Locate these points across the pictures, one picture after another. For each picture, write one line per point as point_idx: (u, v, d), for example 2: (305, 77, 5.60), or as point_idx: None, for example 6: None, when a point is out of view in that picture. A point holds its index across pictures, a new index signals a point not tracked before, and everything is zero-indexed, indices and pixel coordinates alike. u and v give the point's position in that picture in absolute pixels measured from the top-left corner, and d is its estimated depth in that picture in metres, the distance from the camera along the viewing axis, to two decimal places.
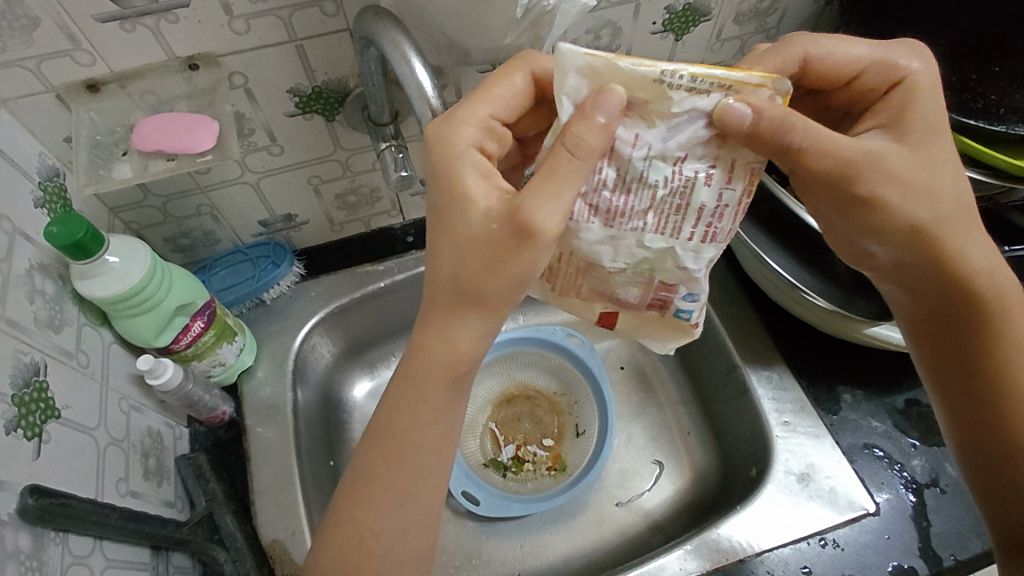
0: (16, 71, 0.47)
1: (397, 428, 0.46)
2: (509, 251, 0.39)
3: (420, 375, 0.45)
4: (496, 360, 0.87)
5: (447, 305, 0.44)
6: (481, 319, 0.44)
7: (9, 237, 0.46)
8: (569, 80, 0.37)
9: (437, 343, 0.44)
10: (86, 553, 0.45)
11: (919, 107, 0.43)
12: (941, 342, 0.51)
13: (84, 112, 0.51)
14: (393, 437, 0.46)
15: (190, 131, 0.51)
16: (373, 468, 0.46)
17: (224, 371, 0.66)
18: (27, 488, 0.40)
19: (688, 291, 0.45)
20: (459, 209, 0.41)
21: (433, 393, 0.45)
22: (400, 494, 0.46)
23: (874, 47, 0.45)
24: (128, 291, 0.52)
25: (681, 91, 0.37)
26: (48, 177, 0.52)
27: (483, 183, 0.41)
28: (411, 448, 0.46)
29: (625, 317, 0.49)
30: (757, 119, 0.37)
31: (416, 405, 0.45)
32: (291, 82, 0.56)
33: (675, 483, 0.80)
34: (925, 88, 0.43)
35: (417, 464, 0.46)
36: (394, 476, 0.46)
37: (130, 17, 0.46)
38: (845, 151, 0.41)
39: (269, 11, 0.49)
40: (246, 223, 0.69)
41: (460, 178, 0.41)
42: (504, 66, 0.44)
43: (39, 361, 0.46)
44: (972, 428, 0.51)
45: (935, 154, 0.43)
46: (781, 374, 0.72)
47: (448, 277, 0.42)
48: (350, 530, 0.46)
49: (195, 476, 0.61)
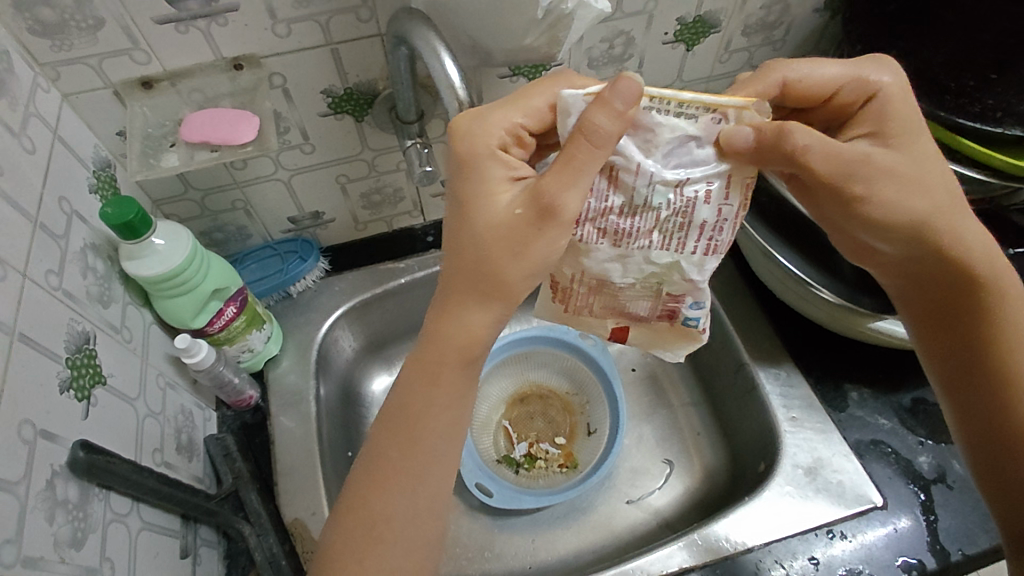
0: (79, 68, 0.51)
1: (412, 408, 0.48)
2: (532, 235, 0.42)
3: (434, 359, 0.48)
4: (509, 361, 0.90)
5: (462, 291, 0.46)
6: (494, 306, 0.46)
7: (68, 217, 0.50)
8: (569, 121, 0.42)
9: (455, 327, 0.47)
10: (125, 512, 0.48)
11: (897, 113, 0.45)
12: (942, 332, 0.53)
13: (137, 107, 0.56)
14: (408, 416, 0.48)
15: (233, 125, 0.55)
16: (388, 446, 0.48)
17: (252, 357, 0.69)
18: (78, 443, 0.43)
19: (694, 300, 0.48)
20: (485, 198, 0.44)
21: (445, 376, 0.48)
22: (417, 470, 0.48)
23: (847, 65, 0.46)
24: (171, 272, 0.55)
25: (672, 117, 0.40)
26: (101, 167, 0.57)
27: (505, 179, 0.44)
28: (422, 424, 0.48)
29: (637, 331, 0.52)
30: (759, 135, 0.40)
31: (431, 387, 0.48)
32: (325, 83, 0.60)
33: (685, 482, 0.81)
34: (899, 99, 0.45)
35: (429, 441, 0.48)
36: (409, 454, 0.48)
37: (184, 19, 0.51)
38: (843, 155, 0.43)
39: (309, 16, 0.54)
40: (277, 219, 0.73)
41: (485, 170, 0.44)
42: (545, 79, 0.45)
43: (89, 331, 0.49)
44: (972, 417, 0.52)
45: (920, 152, 0.45)
46: (789, 372, 0.74)
47: (467, 266, 0.45)
48: (365, 502, 0.48)
49: (223, 455, 0.64)
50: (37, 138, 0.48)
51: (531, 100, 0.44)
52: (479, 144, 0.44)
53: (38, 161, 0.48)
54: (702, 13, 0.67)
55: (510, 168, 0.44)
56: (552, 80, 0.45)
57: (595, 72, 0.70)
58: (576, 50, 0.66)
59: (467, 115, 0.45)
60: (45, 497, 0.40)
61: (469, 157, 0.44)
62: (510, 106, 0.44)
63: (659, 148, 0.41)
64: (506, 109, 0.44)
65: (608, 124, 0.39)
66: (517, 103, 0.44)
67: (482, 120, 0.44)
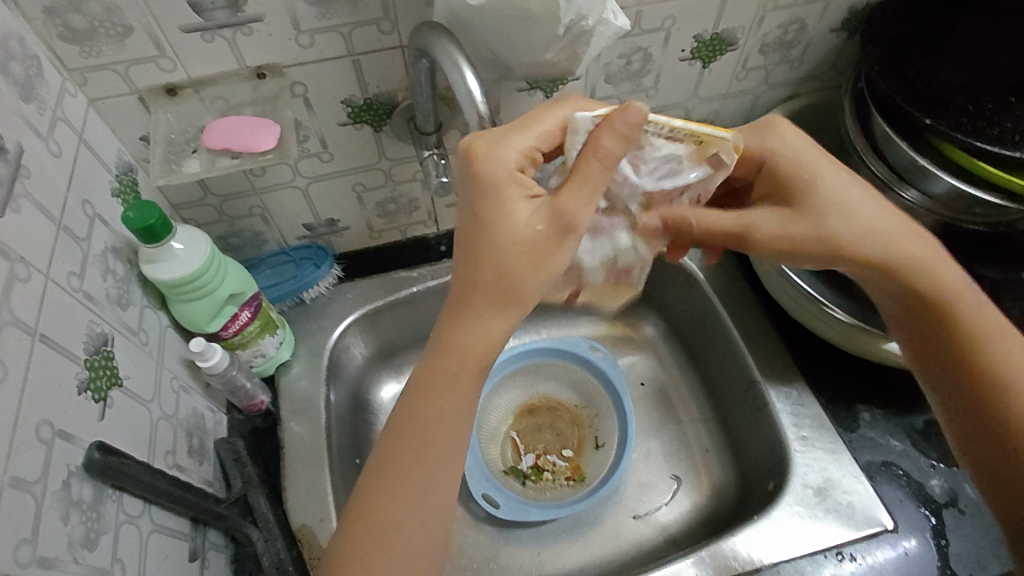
0: (107, 74, 0.52)
1: (422, 415, 0.47)
2: (552, 249, 0.43)
3: (445, 365, 0.46)
4: (518, 372, 0.90)
5: (479, 300, 0.45)
6: (510, 314, 0.46)
7: (90, 220, 0.50)
8: (578, 142, 0.44)
9: (469, 335, 0.46)
10: (136, 514, 0.48)
11: (789, 175, 0.49)
12: (925, 352, 0.51)
13: (161, 113, 0.57)
14: (417, 423, 0.47)
15: (255, 132, 0.56)
16: (399, 454, 0.47)
17: (265, 362, 0.70)
18: (93, 443, 0.44)
19: (642, 271, 0.52)
20: (502, 213, 0.44)
21: (457, 389, 0.47)
22: (426, 475, 0.48)
23: (749, 134, 0.51)
24: (189, 276, 0.56)
25: (660, 139, 0.44)
26: (123, 171, 0.58)
27: (523, 198, 0.44)
28: (428, 436, 0.47)
29: (586, 295, 0.53)
30: (664, 223, 0.49)
31: (442, 394, 0.47)
32: (345, 93, 0.61)
33: (693, 499, 0.81)
34: (790, 160, 0.49)
35: (433, 452, 0.47)
36: (418, 460, 0.47)
37: (211, 28, 0.52)
38: (741, 221, 0.49)
39: (332, 28, 0.55)
40: (292, 226, 0.74)
41: (504, 191, 0.44)
42: (550, 105, 0.48)
43: (107, 333, 0.49)
44: (974, 442, 0.49)
45: (822, 203, 0.48)
46: (800, 391, 0.73)
47: (482, 281, 0.44)
48: (372, 509, 0.47)
49: (233, 459, 0.64)
50: (63, 142, 0.49)
51: (541, 120, 0.46)
52: (500, 167, 0.44)
53: (64, 164, 0.48)
54: (720, 30, 0.68)
55: (526, 187, 0.45)
56: (558, 106, 0.48)
57: (612, 87, 0.71)
58: (594, 66, 0.67)
59: (483, 138, 0.45)
60: (60, 497, 0.40)
61: (488, 171, 0.44)
62: (523, 129, 0.46)
63: (647, 164, 0.45)
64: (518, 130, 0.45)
65: (615, 145, 0.41)
66: (528, 127, 0.46)
67: (499, 143, 0.45)
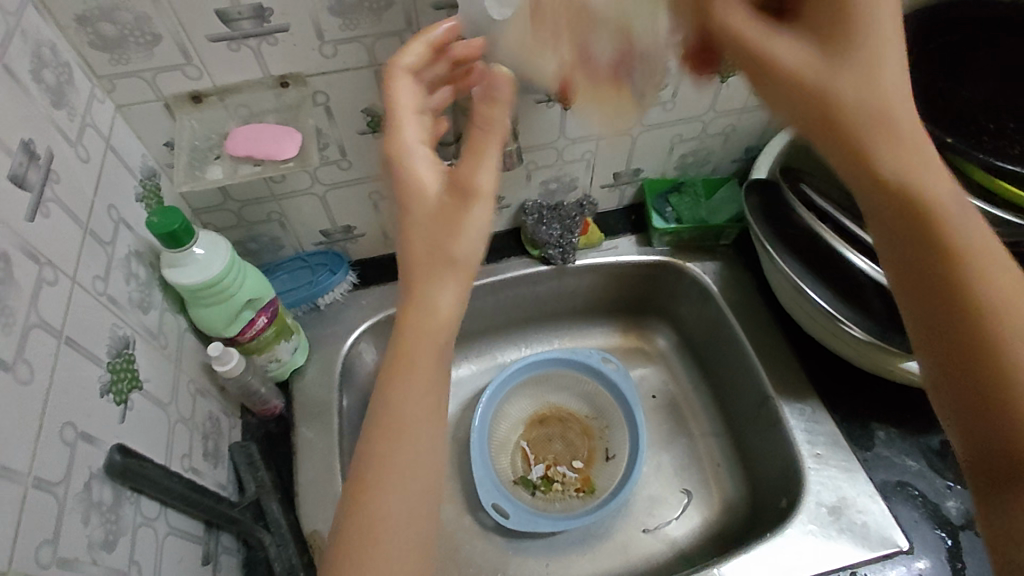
0: (134, 81, 0.53)
1: (393, 410, 0.41)
2: (458, 215, 0.41)
3: (406, 344, 0.41)
4: (529, 381, 0.89)
5: (422, 269, 0.41)
6: (457, 280, 0.42)
7: (116, 225, 0.51)
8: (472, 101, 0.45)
9: (421, 308, 0.41)
10: (153, 516, 0.48)
11: (851, 31, 0.40)
12: (918, 297, 0.40)
13: (186, 120, 0.58)
14: (392, 421, 0.40)
15: (277, 140, 0.56)
16: (371, 461, 0.40)
17: (279, 367, 0.70)
18: (115, 446, 0.44)
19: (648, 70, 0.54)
20: (412, 193, 0.43)
21: (428, 352, 0.41)
22: (410, 481, 0.40)
23: None
24: (209, 281, 0.56)
25: None
26: (147, 176, 0.59)
27: (426, 168, 0.44)
28: (409, 414, 0.40)
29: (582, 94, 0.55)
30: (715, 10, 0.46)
31: (408, 379, 0.41)
32: (366, 103, 0.61)
33: (703, 513, 0.80)
34: (861, 14, 0.39)
35: (419, 426, 0.41)
36: (395, 464, 0.40)
37: (237, 38, 0.52)
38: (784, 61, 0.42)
39: (355, 39, 0.55)
40: (309, 232, 0.75)
41: (409, 169, 0.43)
42: (406, 51, 0.49)
43: (129, 336, 0.50)
44: (976, 410, 0.38)
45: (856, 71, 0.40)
46: (814, 408, 0.73)
47: (418, 253, 0.41)
48: (358, 507, 0.39)
49: (247, 463, 0.65)
50: (91, 148, 0.50)
51: (431, 34, 0.50)
52: (399, 144, 0.45)
53: (91, 169, 0.49)
54: None
55: (432, 159, 0.44)
56: (404, 54, 0.48)
57: None
58: None
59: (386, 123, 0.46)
60: (81, 498, 0.40)
61: (393, 145, 0.44)
62: (409, 99, 0.47)
63: None
64: (407, 49, 0.48)
65: (494, 115, 0.42)
66: (414, 97, 0.47)
67: (396, 124, 0.45)
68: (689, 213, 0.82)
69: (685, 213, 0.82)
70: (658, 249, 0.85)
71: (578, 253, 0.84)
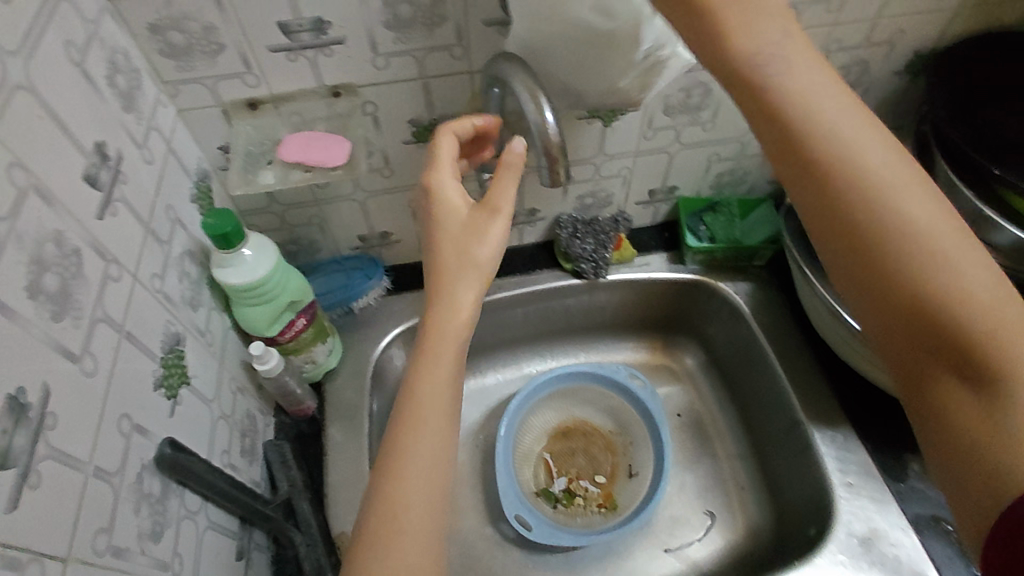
0: (196, 87, 0.55)
1: (417, 395, 0.45)
2: (479, 228, 0.47)
3: (431, 339, 0.46)
4: (555, 394, 0.89)
5: (445, 275, 0.47)
6: (478, 282, 0.47)
7: (173, 224, 0.53)
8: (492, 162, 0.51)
9: (448, 305, 0.47)
10: (194, 509, 0.49)
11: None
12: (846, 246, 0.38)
13: (242, 125, 0.59)
14: (416, 405, 0.45)
15: (328, 149, 0.58)
16: (399, 441, 0.44)
17: (314, 368, 0.71)
18: (165, 439, 0.46)
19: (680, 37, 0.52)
20: (443, 212, 0.48)
21: (445, 359, 0.46)
22: (429, 458, 0.43)
23: None
24: (255, 282, 0.58)
25: None
26: (201, 178, 0.61)
27: (454, 190, 0.49)
28: (427, 405, 0.45)
29: None
30: None
31: (433, 365, 0.46)
32: (412, 114, 0.62)
33: (726, 536, 0.80)
34: None
35: (430, 418, 0.44)
36: (420, 445, 0.44)
37: (296, 49, 0.54)
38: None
39: (408, 52, 0.57)
40: (347, 236, 0.76)
41: (440, 188, 0.48)
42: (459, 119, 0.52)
43: (180, 332, 0.52)
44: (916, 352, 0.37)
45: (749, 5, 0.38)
46: (846, 436, 0.72)
47: (444, 264, 0.47)
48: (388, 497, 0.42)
49: (280, 461, 0.66)
50: (154, 150, 0.52)
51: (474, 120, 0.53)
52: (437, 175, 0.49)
53: (154, 170, 0.51)
54: None
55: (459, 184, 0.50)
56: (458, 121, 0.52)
57: (670, 118, 0.71)
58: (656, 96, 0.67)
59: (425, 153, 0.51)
60: (133, 489, 0.42)
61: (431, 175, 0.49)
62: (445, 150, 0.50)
63: None
64: (456, 121, 0.52)
65: (513, 159, 0.47)
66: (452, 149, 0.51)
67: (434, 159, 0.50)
68: (723, 231, 0.82)
69: (719, 232, 0.82)
70: (690, 267, 0.85)
71: (610, 268, 0.84)
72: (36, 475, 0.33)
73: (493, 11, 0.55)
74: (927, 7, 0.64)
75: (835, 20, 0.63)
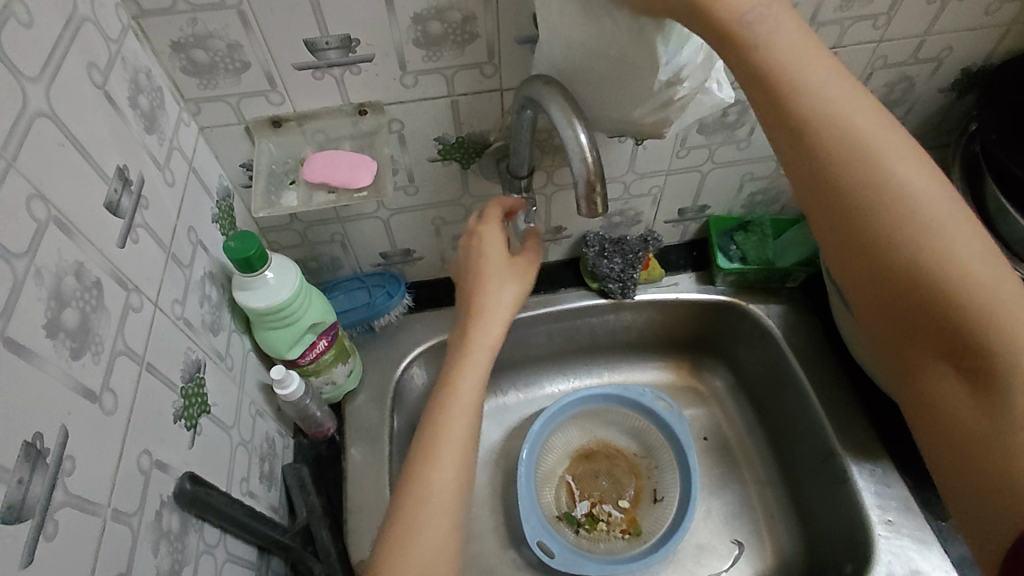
0: (219, 105, 0.54)
1: (440, 417, 0.52)
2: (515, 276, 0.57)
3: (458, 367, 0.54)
4: (578, 413, 0.87)
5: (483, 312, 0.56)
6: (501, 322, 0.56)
7: (194, 247, 0.52)
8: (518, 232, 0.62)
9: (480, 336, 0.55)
10: (213, 543, 0.48)
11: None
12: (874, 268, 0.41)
13: (264, 143, 0.58)
14: (439, 425, 0.52)
15: (353, 169, 0.56)
16: (423, 452, 0.51)
17: (334, 390, 0.69)
18: (185, 474, 0.44)
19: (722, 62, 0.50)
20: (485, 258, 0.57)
21: (471, 380, 0.54)
22: (450, 473, 0.50)
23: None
24: (277, 306, 0.56)
25: None
26: (222, 197, 0.59)
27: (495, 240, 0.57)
28: (452, 423, 0.52)
29: None
30: None
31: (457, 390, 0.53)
32: (440, 131, 0.61)
33: (754, 568, 0.77)
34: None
35: (454, 428, 0.51)
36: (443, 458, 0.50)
37: (322, 67, 0.53)
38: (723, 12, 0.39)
39: (437, 70, 0.55)
40: (369, 253, 0.74)
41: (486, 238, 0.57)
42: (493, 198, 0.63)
43: (201, 359, 0.50)
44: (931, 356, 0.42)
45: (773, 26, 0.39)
46: (885, 470, 0.69)
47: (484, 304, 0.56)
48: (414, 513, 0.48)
49: (298, 486, 0.64)
50: (176, 171, 0.50)
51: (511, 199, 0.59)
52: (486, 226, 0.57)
53: (175, 193, 0.50)
54: None
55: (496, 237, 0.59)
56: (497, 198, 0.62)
57: (704, 137, 0.68)
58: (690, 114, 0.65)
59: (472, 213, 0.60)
60: (152, 528, 0.40)
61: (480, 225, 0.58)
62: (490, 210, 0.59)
63: None
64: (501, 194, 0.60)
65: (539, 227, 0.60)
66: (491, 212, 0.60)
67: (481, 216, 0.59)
68: (755, 252, 0.79)
69: (751, 252, 0.79)
70: (719, 288, 0.82)
71: (637, 287, 0.82)
72: (52, 524, 0.32)
73: (526, 29, 0.53)
74: (978, 23, 0.61)
75: (881, 36, 0.61)
